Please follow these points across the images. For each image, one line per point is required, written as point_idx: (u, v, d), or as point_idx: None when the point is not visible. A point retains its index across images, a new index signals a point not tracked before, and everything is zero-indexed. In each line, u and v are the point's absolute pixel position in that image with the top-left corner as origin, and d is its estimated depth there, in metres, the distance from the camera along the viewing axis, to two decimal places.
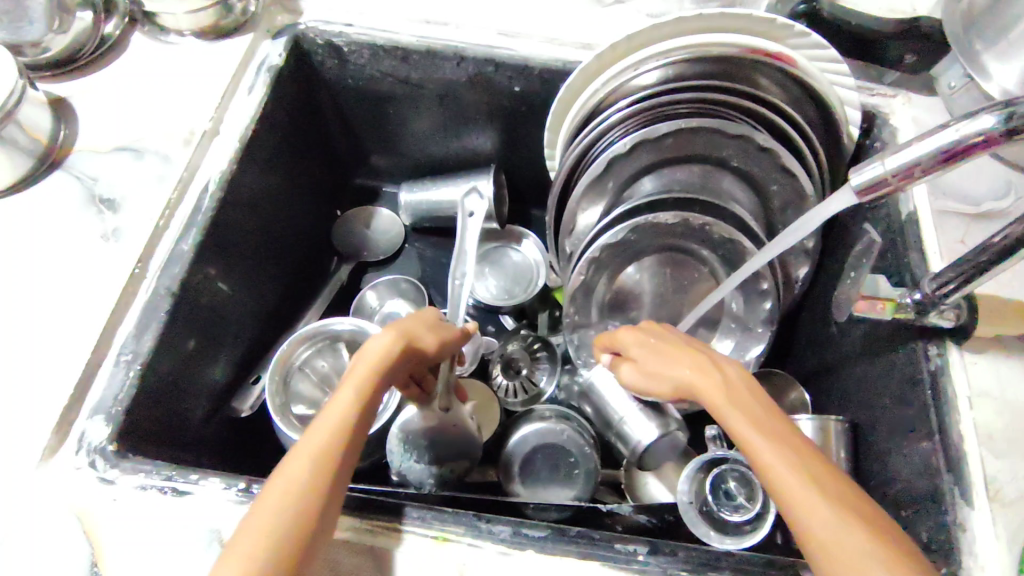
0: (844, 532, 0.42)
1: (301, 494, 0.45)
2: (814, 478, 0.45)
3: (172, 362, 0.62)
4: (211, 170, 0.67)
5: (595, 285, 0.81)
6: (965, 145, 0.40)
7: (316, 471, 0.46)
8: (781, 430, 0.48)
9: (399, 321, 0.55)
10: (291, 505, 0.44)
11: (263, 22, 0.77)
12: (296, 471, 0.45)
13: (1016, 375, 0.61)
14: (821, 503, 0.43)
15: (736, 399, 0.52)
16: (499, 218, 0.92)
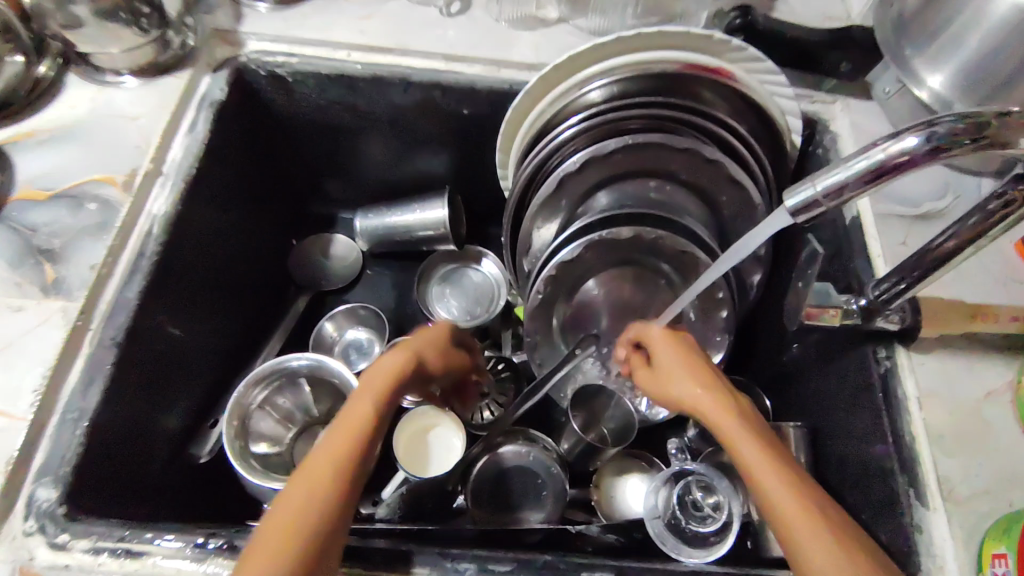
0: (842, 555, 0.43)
1: (319, 499, 0.45)
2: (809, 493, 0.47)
3: (123, 413, 0.61)
4: (154, 213, 0.66)
5: (554, 303, 0.81)
6: (891, 168, 0.40)
7: (335, 476, 0.47)
8: (771, 446, 0.51)
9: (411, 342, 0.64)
10: (308, 509, 0.45)
11: (203, 55, 0.76)
12: (318, 477, 0.47)
13: (960, 374, 0.63)
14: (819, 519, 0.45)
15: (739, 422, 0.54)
16: (456, 240, 0.92)
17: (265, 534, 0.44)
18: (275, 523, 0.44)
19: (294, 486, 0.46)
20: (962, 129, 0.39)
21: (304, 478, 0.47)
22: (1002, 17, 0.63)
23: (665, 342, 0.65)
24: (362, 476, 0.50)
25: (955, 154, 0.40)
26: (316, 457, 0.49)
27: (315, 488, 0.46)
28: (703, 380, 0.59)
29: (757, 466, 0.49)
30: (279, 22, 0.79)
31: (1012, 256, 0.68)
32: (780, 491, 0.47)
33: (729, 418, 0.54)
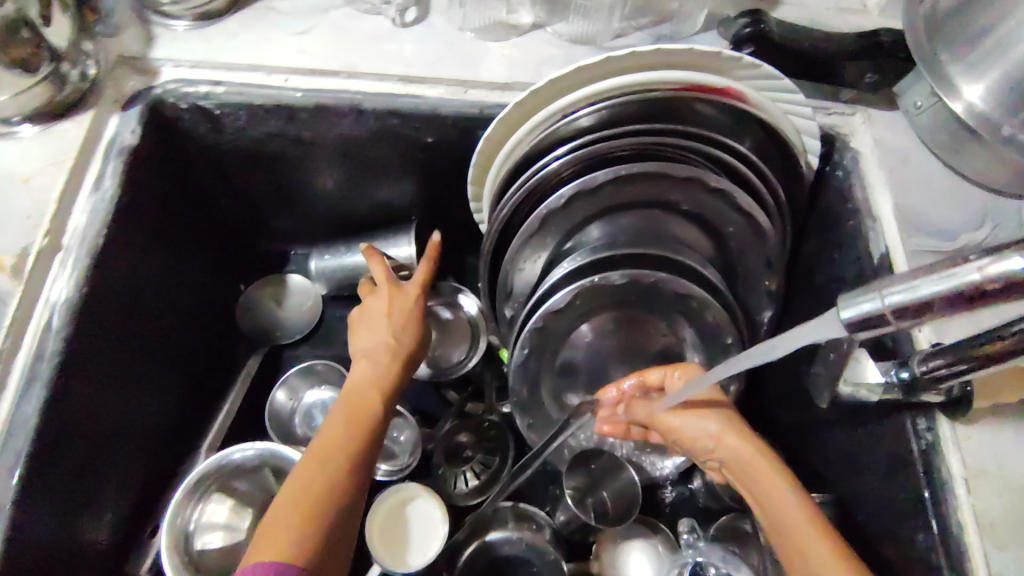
0: None
1: (334, 495, 0.50)
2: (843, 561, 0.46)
3: (35, 550, 0.52)
4: (52, 300, 0.54)
5: (542, 357, 0.71)
6: (987, 294, 0.31)
7: (343, 467, 0.52)
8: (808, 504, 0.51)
9: (384, 311, 0.64)
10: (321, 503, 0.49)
11: (109, 90, 0.63)
12: (315, 478, 0.50)
13: (1017, 446, 0.55)
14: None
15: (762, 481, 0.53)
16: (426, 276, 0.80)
17: (279, 517, 0.48)
18: (275, 531, 0.47)
19: (291, 497, 0.49)
20: None
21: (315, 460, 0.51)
22: None
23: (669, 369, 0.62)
24: (364, 472, 0.53)
25: None
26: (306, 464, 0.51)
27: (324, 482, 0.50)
28: (704, 419, 0.58)
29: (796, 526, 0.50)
30: (199, 44, 0.66)
31: None
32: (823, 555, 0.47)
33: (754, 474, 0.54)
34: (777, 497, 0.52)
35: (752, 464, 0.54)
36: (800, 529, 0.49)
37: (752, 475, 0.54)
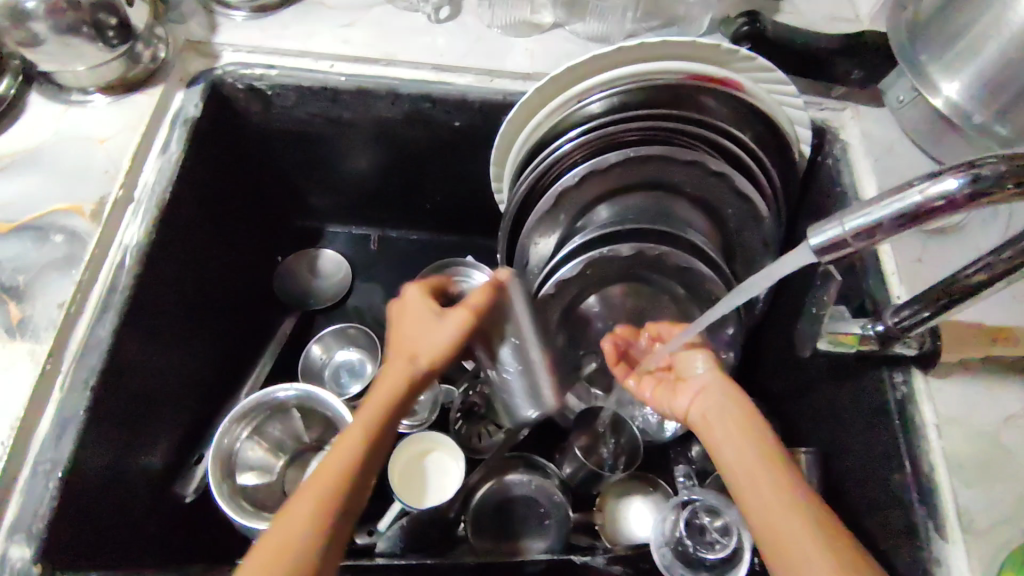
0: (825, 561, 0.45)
1: (315, 527, 0.46)
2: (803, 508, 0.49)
3: (98, 461, 0.58)
4: (125, 243, 0.62)
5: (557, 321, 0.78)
6: (928, 211, 0.37)
7: (332, 503, 0.47)
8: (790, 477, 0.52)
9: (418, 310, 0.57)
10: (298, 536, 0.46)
11: (176, 69, 0.71)
12: (322, 487, 0.48)
13: (980, 398, 0.61)
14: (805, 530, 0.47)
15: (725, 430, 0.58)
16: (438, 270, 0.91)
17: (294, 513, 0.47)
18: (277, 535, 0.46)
19: (296, 510, 0.47)
20: (1009, 171, 0.36)
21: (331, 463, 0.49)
22: None
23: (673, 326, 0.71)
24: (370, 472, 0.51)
25: (995, 199, 0.37)
26: (321, 469, 0.49)
27: (307, 516, 0.47)
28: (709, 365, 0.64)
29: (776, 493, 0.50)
30: (257, 32, 0.74)
31: None
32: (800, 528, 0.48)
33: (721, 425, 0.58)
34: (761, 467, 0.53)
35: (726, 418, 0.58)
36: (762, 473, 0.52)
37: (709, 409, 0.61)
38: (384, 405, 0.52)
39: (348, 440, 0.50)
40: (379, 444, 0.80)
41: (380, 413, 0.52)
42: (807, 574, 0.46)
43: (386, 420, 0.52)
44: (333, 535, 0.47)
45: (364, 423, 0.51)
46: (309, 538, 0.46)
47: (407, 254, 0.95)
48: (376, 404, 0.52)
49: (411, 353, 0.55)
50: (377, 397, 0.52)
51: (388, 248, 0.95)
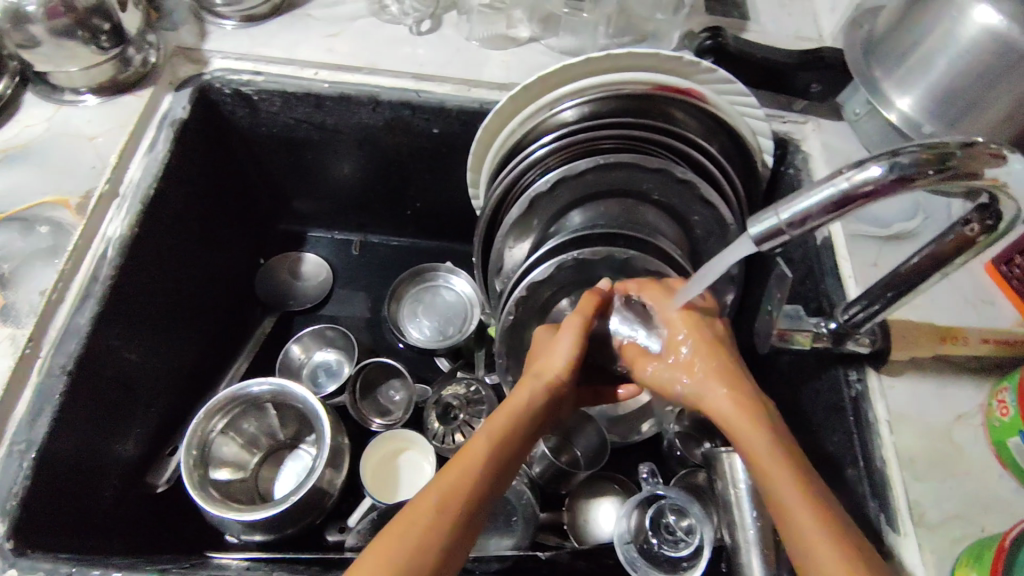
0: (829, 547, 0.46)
1: (440, 518, 0.48)
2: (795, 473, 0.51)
3: (72, 445, 0.59)
4: (109, 236, 0.64)
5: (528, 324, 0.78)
6: (855, 196, 0.40)
7: (458, 494, 0.50)
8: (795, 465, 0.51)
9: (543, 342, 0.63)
10: (427, 522, 0.48)
11: (165, 74, 0.74)
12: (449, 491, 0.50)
13: (932, 396, 0.63)
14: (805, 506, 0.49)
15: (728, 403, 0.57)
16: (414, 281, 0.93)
17: (418, 513, 0.49)
18: (398, 533, 0.48)
19: (420, 509, 0.49)
20: (927, 158, 0.39)
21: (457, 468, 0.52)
22: (971, 39, 0.63)
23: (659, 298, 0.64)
24: (493, 488, 0.53)
25: (918, 185, 0.40)
26: (445, 473, 0.51)
27: (434, 502, 0.49)
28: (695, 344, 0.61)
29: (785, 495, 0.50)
30: (245, 40, 0.77)
31: (982, 278, 0.69)
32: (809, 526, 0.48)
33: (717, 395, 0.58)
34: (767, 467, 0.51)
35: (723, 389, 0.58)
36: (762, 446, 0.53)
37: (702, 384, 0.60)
38: (514, 408, 0.57)
39: (480, 437, 0.54)
40: (355, 441, 0.82)
41: (505, 418, 0.56)
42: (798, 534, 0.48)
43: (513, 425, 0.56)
44: (460, 527, 0.49)
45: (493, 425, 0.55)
46: (433, 523, 0.48)
47: (388, 259, 0.97)
48: (506, 408, 0.57)
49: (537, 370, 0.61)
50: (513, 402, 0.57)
51: (370, 253, 0.97)
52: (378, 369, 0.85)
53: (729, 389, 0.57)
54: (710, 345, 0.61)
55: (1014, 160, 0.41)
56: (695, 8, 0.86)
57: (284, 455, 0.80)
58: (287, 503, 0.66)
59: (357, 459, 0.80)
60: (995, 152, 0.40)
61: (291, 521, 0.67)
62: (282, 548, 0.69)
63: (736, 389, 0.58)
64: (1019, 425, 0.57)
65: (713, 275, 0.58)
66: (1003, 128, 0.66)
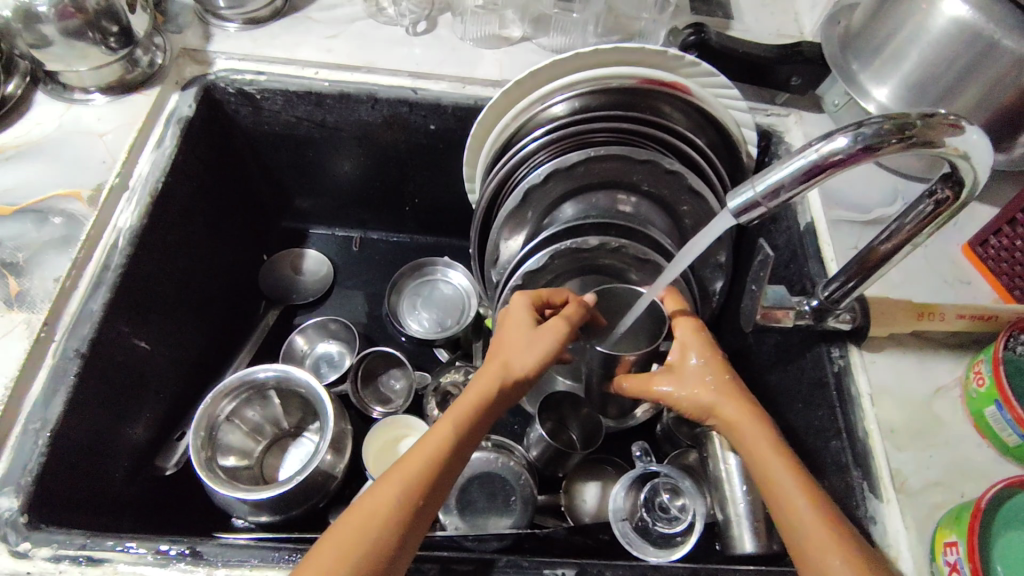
0: (825, 540, 0.51)
1: (398, 510, 0.51)
2: (796, 477, 0.55)
3: (85, 427, 0.61)
4: (119, 226, 0.67)
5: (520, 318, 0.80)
6: (825, 165, 0.44)
7: (414, 487, 0.52)
8: (792, 459, 0.56)
9: (510, 329, 0.63)
10: (385, 516, 0.50)
11: (171, 73, 0.77)
12: (404, 479, 0.52)
13: (911, 371, 0.66)
14: (802, 504, 0.53)
15: (737, 410, 0.61)
16: (413, 279, 0.97)
17: (375, 499, 0.51)
18: (358, 518, 0.50)
19: (378, 493, 0.52)
20: (890, 128, 0.44)
21: (414, 457, 0.54)
22: (941, 29, 0.66)
23: (692, 332, 0.67)
24: (448, 478, 0.55)
25: (883, 152, 0.44)
26: (402, 460, 0.54)
27: (391, 497, 0.51)
28: (712, 362, 0.65)
29: (783, 491, 0.54)
30: (248, 42, 0.80)
31: (958, 259, 0.72)
32: (807, 518, 0.52)
33: (730, 406, 0.61)
34: (767, 463, 0.56)
35: (736, 402, 0.61)
36: (773, 452, 0.57)
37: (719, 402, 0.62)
38: (475, 402, 0.58)
39: (441, 431, 0.56)
40: (357, 428, 0.84)
41: (470, 410, 0.57)
42: (798, 530, 0.52)
43: (475, 419, 0.57)
44: (415, 520, 0.52)
45: (454, 419, 0.57)
46: (390, 517, 0.50)
47: (386, 255, 1.00)
48: (471, 399, 0.58)
49: (507, 363, 0.61)
50: (475, 396, 0.58)
51: (370, 249, 1.00)
52: (379, 359, 0.88)
53: (741, 403, 0.61)
54: (716, 360, 0.64)
55: (971, 131, 0.45)
56: (680, 7, 0.90)
57: (287, 443, 0.82)
58: (291, 483, 0.67)
59: (358, 446, 0.82)
60: (954, 122, 0.44)
61: (296, 502, 0.69)
62: (287, 528, 0.71)
63: (746, 402, 0.61)
64: (995, 394, 0.59)
65: (694, 255, 0.62)
66: (975, 114, 0.69)
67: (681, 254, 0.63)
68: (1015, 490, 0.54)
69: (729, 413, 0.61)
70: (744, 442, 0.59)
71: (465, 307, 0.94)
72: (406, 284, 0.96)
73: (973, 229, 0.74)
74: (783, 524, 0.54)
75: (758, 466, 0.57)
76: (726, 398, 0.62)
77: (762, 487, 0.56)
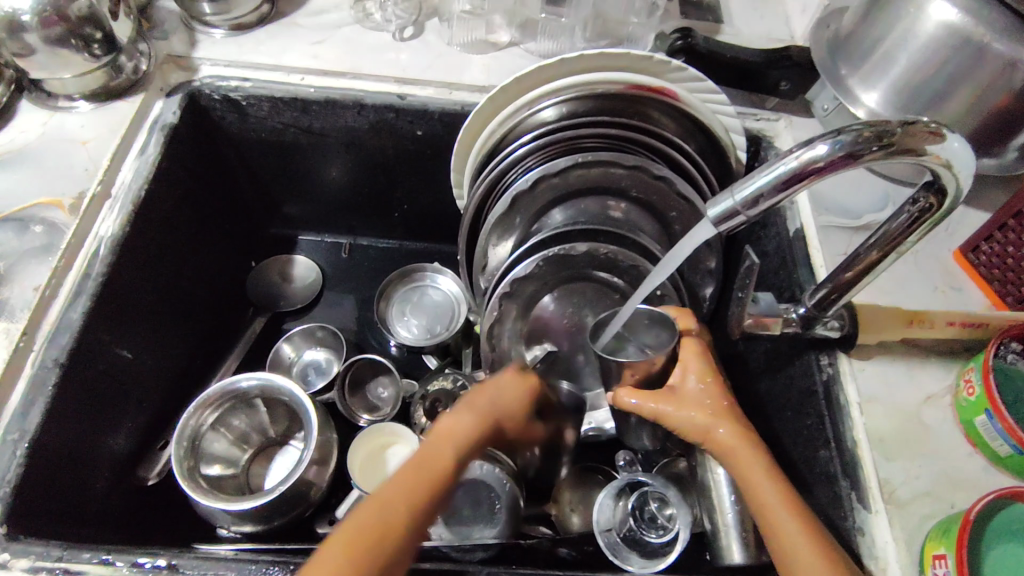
0: (819, 565, 0.50)
1: (380, 550, 0.46)
2: (791, 502, 0.54)
3: (64, 437, 0.61)
4: (101, 235, 0.66)
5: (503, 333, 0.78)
6: (804, 173, 0.44)
7: (397, 529, 0.47)
8: (781, 478, 0.56)
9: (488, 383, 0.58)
10: (392, 535, 0.46)
11: (156, 80, 0.77)
12: (387, 515, 0.47)
13: (900, 379, 0.65)
14: (796, 529, 0.52)
15: (730, 432, 0.60)
16: (401, 284, 0.96)
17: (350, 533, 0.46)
18: (339, 553, 0.45)
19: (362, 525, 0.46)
20: (869, 135, 0.43)
21: (400, 490, 0.48)
22: (930, 33, 0.65)
23: (698, 354, 0.66)
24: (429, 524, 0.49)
25: (864, 159, 0.43)
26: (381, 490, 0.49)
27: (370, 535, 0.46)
28: (713, 387, 0.64)
29: (776, 511, 0.54)
30: (234, 48, 0.80)
31: (950, 266, 0.71)
32: (798, 539, 0.51)
33: (724, 428, 0.60)
34: (754, 482, 0.56)
35: (732, 427, 0.60)
36: (768, 476, 0.56)
37: (710, 422, 0.61)
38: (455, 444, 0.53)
39: (429, 471, 0.50)
40: (343, 437, 0.83)
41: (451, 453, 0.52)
42: (790, 555, 0.51)
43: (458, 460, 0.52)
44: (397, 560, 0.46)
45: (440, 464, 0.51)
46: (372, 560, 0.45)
47: (376, 261, 0.99)
48: (448, 439, 0.53)
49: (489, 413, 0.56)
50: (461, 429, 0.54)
51: (360, 255, 1.00)
52: (367, 366, 0.87)
53: (734, 426, 0.61)
54: (715, 383, 0.64)
55: (952, 138, 0.45)
56: (669, 12, 0.89)
57: (273, 451, 0.82)
58: (274, 493, 0.67)
59: (344, 455, 0.81)
60: (935, 130, 0.44)
61: (280, 511, 0.68)
62: (270, 539, 0.70)
63: (741, 428, 0.61)
64: (985, 403, 0.58)
65: (681, 259, 0.61)
66: (964, 118, 0.68)
67: (665, 259, 0.63)
68: (1007, 501, 0.53)
69: (724, 437, 0.60)
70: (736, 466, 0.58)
71: (454, 309, 0.94)
72: (396, 287, 0.96)
73: (963, 235, 0.73)
74: (772, 538, 0.53)
75: (747, 484, 0.57)
76: (717, 420, 0.61)
77: (751, 506, 0.56)
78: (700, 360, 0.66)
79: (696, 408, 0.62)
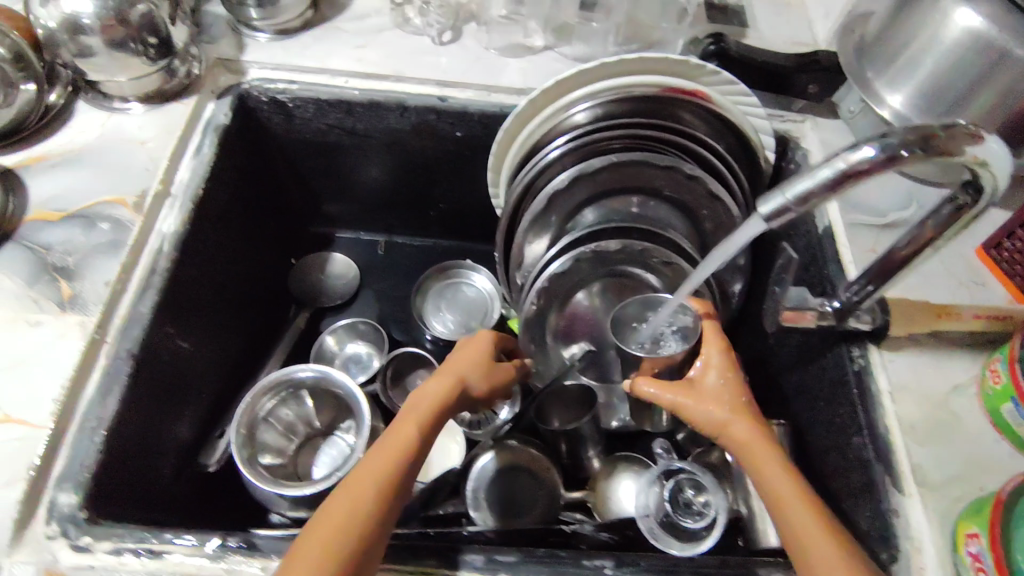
0: (836, 559, 0.52)
1: (377, 495, 0.52)
2: (808, 500, 0.56)
3: (133, 427, 0.63)
4: (163, 232, 0.69)
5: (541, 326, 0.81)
6: (853, 173, 0.47)
7: (388, 475, 0.54)
8: (800, 478, 0.58)
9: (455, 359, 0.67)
10: (379, 486, 0.53)
11: (207, 83, 0.80)
12: (379, 466, 0.54)
13: (929, 370, 0.68)
14: (816, 528, 0.54)
15: (749, 431, 0.62)
16: (438, 280, 0.99)
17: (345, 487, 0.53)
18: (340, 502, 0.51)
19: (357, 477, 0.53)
20: (912, 139, 0.46)
21: (383, 449, 0.56)
22: (953, 39, 0.68)
23: (717, 350, 0.68)
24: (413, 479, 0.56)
25: (908, 161, 0.46)
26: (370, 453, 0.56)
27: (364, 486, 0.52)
28: (733, 386, 0.66)
29: (795, 507, 0.56)
30: (280, 51, 0.83)
31: (974, 262, 0.75)
32: (815, 535, 0.53)
33: (743, 428, 0.62)
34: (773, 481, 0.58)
35: (750, 426, 0.62)
36: (789, 475, 0.58)
37: (731, 422, 0.63)
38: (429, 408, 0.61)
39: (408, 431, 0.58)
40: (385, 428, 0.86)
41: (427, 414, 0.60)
42: (808, 549, 0.53)
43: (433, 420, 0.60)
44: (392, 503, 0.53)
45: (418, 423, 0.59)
46: (364, 502, 0.51)
47: (410, 258, 1.02)
48: (427, 404, 0.61)
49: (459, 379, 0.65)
50: (432, 396, 0.62)
51: (395, 253, 1.03)
52: (408, 360, 0.90)
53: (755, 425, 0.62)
54: (736, 380, 0.66)
55: (989, 140, 0.48)
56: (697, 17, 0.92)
57: (320, 442, 0.84)
58: (333, 480, 0.69)
59: None
60: (973, 132, 0.47)
61: None
62: None
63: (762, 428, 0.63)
64: (1012, 392, 0.61)
65: (722, 259, 0.63)
66: (988, 120, 0.71)
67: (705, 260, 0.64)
68: None
69: (745, 436, 0.62)
70: (757, 465, 0.60)
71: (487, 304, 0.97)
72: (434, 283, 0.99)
73: (985, 232, 0.76)
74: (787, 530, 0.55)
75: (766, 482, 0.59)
76: (738, 419, 0.63)
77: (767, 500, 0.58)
78: (721, 357, 0.67)
79: (719, 408, 0.64)
